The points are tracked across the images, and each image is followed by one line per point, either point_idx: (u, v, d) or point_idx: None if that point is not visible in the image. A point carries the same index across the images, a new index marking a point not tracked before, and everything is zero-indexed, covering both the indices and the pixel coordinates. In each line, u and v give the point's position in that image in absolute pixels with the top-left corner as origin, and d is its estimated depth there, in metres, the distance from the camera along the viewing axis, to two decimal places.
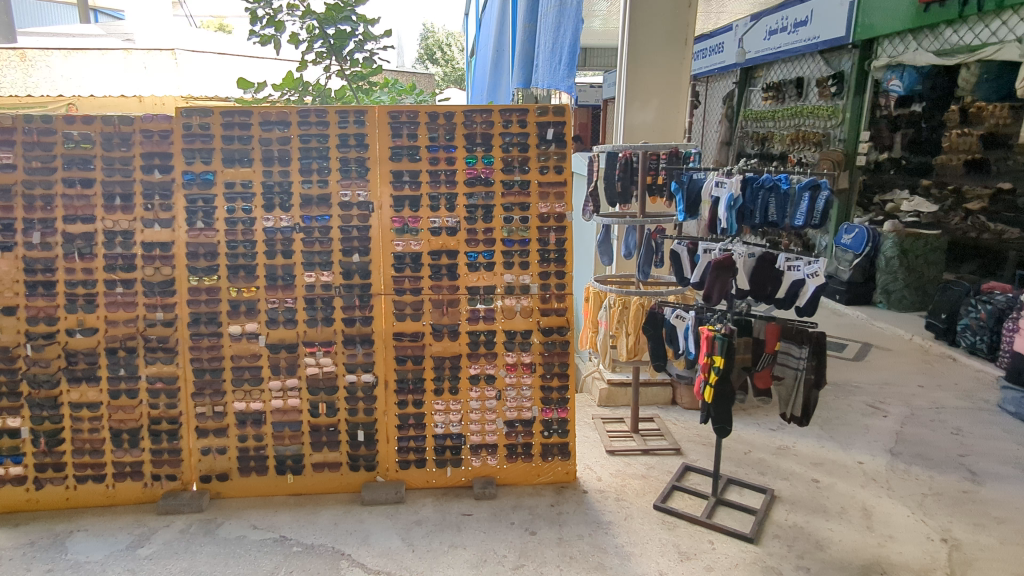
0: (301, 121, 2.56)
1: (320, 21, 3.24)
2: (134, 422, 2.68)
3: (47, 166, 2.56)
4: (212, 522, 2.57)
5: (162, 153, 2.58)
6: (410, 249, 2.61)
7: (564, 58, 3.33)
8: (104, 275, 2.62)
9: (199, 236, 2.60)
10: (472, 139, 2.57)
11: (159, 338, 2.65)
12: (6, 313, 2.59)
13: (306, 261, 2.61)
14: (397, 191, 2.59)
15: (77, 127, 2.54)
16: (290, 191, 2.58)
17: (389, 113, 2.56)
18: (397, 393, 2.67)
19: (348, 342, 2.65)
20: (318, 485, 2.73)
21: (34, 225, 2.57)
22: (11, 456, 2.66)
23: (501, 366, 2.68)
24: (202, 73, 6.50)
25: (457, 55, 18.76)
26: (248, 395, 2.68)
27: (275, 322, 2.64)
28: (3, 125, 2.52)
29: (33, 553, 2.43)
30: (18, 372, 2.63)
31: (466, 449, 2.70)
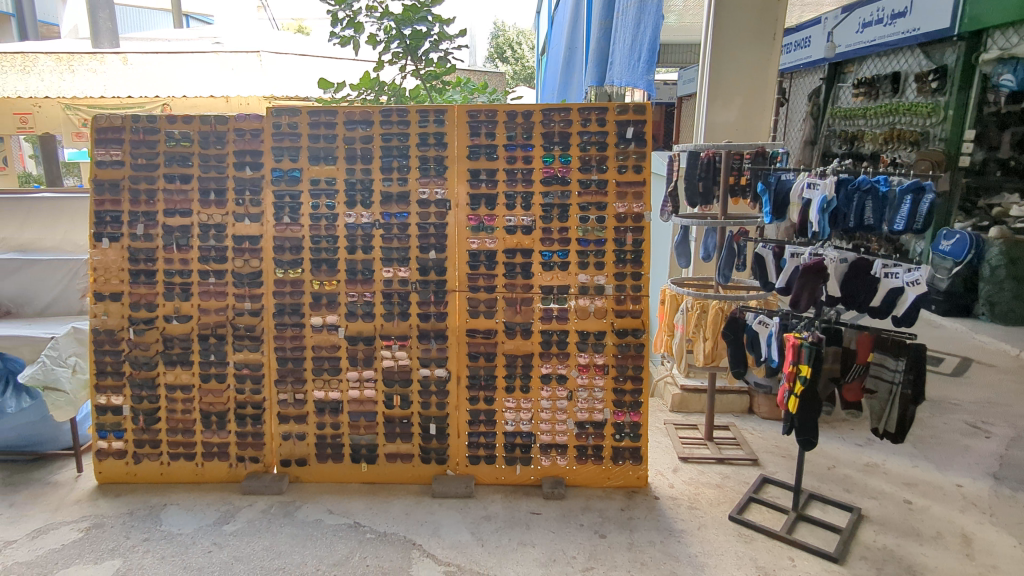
0: (383, 120, 2.64)
1: (398, 21, 3.31)
2: (222, 406, 2.83)
3: (151, 163, 2.74)
4: (291, 504, 2.69)
5: (253, 151, 2.72)
6: (485, 247, 2.64)
7: (643, 55, 3.29)
8: (198, 265, 2.77)
9: (285, 230, 2.72)
10: (550, 138, 2.56)
11: (247, 327, 2.79)
12: (112, 298, 2.80)
13: (385, 257, 2.67)
14: (474, 189, 2.62)
15: (179, 126, 2.71)
16: (371, 188, 2.66)
17: (468, 112, 2.59)
18: (469, 389, 2.71)
19: (423, 337, 2.70)
20: (391, 475, 2.80)
21: (138, 218, 2.76)
22: (114, 431, 2.87)
23: (574, 366, 2.67)
24: (286, 73, 6.77)
25: (528, 53, 18.75)
26: (327, 384, 2.78)
27: (354, 315, 2.72)
28: (114, 124, 2.73)
29: (132, 522, 2.62)
30: (121, 354, 2.83)
31: (536, 448, 2.71)
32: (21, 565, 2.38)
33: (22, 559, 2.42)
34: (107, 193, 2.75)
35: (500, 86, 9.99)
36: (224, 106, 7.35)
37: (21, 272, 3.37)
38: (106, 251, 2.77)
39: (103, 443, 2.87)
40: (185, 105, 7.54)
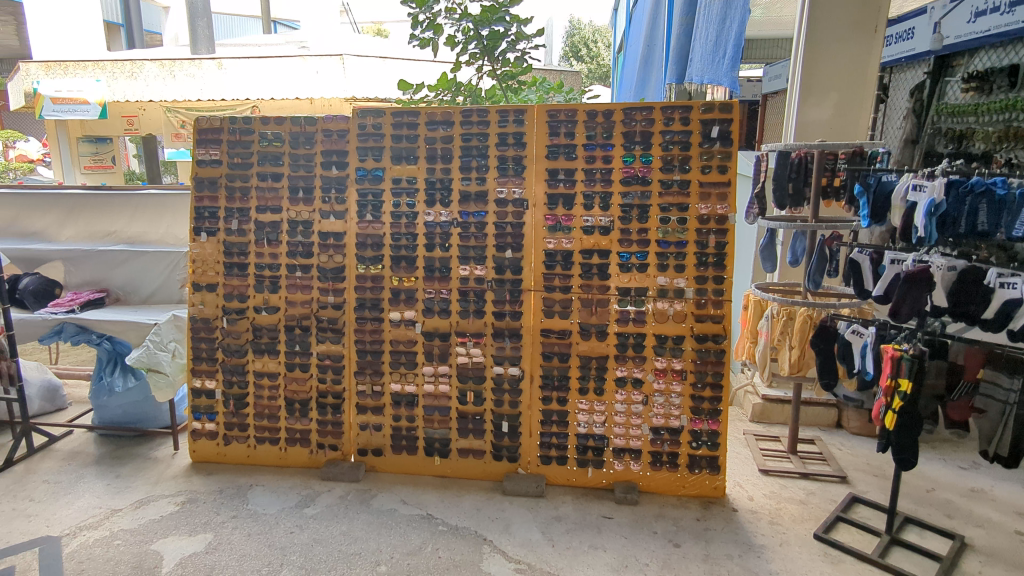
0: (463, 121, 2.67)
1: (476, 23, 3.35)
2: (305, 394, 2.96)
3: (246, 162, 2.90)
4: (367, 493, 2.78)
5: (339, 150, 2.82)
6: (561, 247, 2.63)
7: (728, 52, 3.21)
8: (286, 260, 2.91)
9: (368, 228, 2.81)
10: (631, 137, 2.52)
11: (330, 319, 2.90)
12: (208, 289, 2.99)
13: (462, 255, 2.71)
14: (552, 189, 2.61)
15: (271, 127, 2.85)
16: (450, 187, 2.71)
17: (548, 112, 2.59)
18: (542, 388, 2.71)
19: (497, 334, 2.72)
20: (463, 470, 2.85)
21: (233, 214, 2.93)
22: (206, 414, 3.06)
23: (650, 370, 2.61)
24: (366, 75, 6.98)
25: (603, 51, 18.53)
26: (404, 378, 2.85)
27: (431, 311, 2.78)
28: (214, 125, 2.91)
29: (222, 500, 2.79)
30: (215, 341, 3.01)
31: (608, 451, 2.68)
32: (126, 532, 2.59)
33: (126, 527, 2.63)
34: (206, 190, 2.94)
35: (575, 85, 9.93)
36: (307, 106, 7.70)
37: (128, 263, 3.66)
38: (204, 245, 2.96)
39: (197, 424, 3.07)
40: (273, 107, 8.00)
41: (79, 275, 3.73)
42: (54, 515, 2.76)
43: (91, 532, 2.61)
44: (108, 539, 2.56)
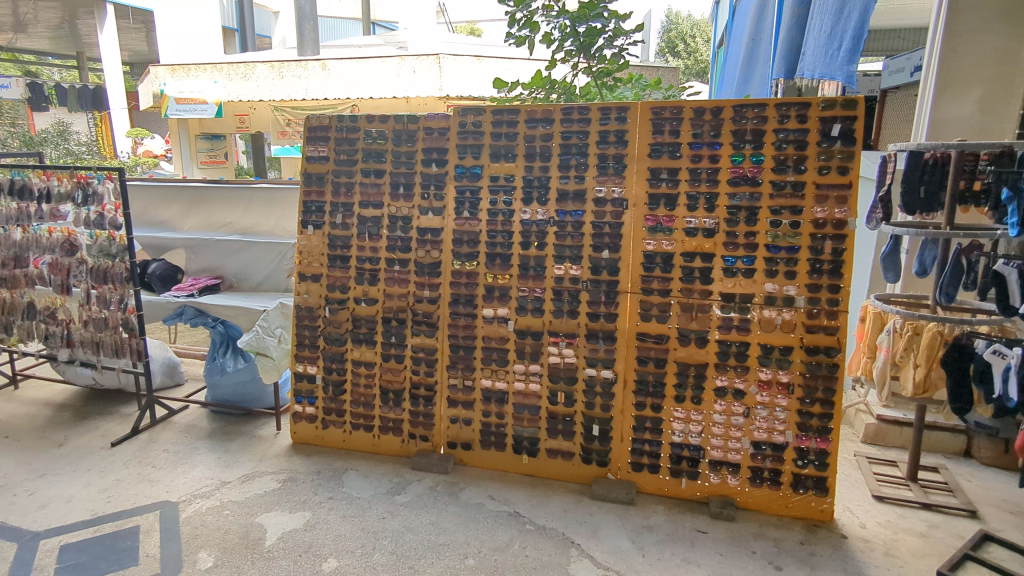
0: (564, 118, 2.65)
1: (573, 20, 3.32)
2: (399, 384, 3.04)
3: (351, 158, 3.01)
4: (456, 485, 2.82)
5: (439, 148, 2.87)
6: (662, 249, 2.55)
7: (845, 43, 2.95)
8: (386, 254, 3.00)
9: (464, 224, 2.85)
10: (741, 135, 2.40)
11: (425, 313, 2.96)
12: (313, 280, 3.13)
13: (557, 254, 2.69)
14: (654, 189, 2.54)
15: (376, 125, 2.95)
16: (548, 185, 2.69)
17: (652, 109, 2.52)
18: (635, 394, 2.65)
19: (591, 336, 2.68)
20: (551, 470, 2.83)
21: (337, 209, 3.06)
22: (307, 398, 3.22)
23: (753, 382, 2.49)
24: (461, 74, 7.13)
25: (702, 45, 17.91)
26: (494, 374, 2.87)
27: (524, 309, 2.77)
28: (323, 123, 3.05)
29: (319, 481, 2.93)
30: (318, 329, 3.15)
31: (704, 463, 2.58)
32: (234, 504, 2.78)
33: (235, 499, 2.82)
34: (314, 185, 3.08)
35: (672, 81, 9.66)
36: (405, 104, 8.09)
37: (242, 252, 3.91)
38: (311, 237, 3.11)
39: (299, 407, 3.24)
40: (372, 105, 8.32)
41: (199, 261, 4.03)
42: (173, 482, 3.00)
43: (203, 501, 2.82)
44: (218, 508, 2.76)
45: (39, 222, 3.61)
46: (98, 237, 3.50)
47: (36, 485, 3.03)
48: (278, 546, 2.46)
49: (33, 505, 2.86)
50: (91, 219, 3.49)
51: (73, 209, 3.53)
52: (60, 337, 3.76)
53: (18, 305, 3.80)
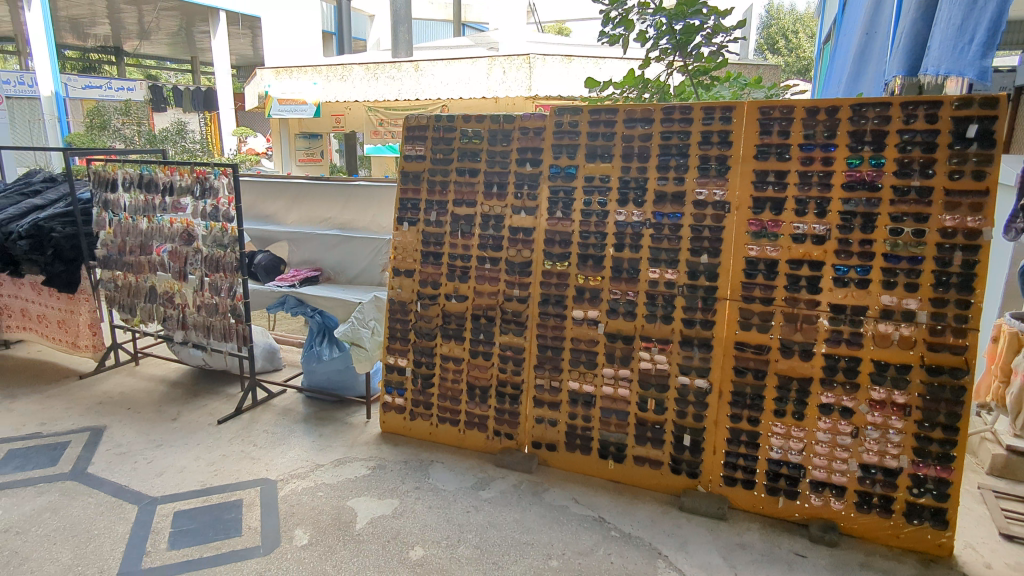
0: (664, 118, 2.58)
1: (670, 17, 3.22)
2: (485, 381, 3.07)
3: (447, 158, 3.08)
4: (539, 485, 2.83)
5: (534, 148, 2.88)
6: (765, 255, 2.44)
7: (977, 36, 2.35)
8: (477, 252, 3.04)
9: (557, 224, 2.84)
10: (860, 137, 2.25)
11: (514, 312, 2.97)
12: (406, 275, 3.22)
13: (652, 257, 2.63)
14: (759, 192, 2.43)
15: (473, 125, 2.99)
16: (645, 187, 2.64)
17: (760, 109, 2.40)
18: (731, 405, 2.55)
19: (686, 342, 2.61)
20: (638, 478, 2.78)
21: (433, 206, 3.13)
22: (397, 389, 3.31)
23: (863, 401, 2.33)
24: (551, 73, 7.16)
25: (805, 41, 17.07)
26: (583, 377, 2.84)
27: (615, 312, 2.73)
28: (421, 123, 3.13)
29: (406, 470, 3.02)
30: (409, 322, 3.24)
31: (804, 483, 2.45)
32: (328, 486, 2.91)
33: (328, 482, 2.96)
34: (411, 183, 3.18)
35: (773, 79, 9.19)
36: (495, 105, 8.26)
37: (340, 247, 4.09)
38: (405, 234, 3.20)
39: (389, 398, 3.35)
40: (461, 104, 8.51)
41: (300, 254, 4.25)
42: (272, 461, 3.19)
43: (299, 481, 2.98)
44: (313, 489, 2.90)
45: (162, 213, 3.92)
46: (213, 228, 3.77)
47: (154, 455, 3.31)
48: (368, 530, 2.56)
49: (151, 472, 3.12)
50: (207, 212, 3.75)
51: (192, 202, 3.81)
52: (176, 320, 4.08)
53: (142, 288, 4.15)
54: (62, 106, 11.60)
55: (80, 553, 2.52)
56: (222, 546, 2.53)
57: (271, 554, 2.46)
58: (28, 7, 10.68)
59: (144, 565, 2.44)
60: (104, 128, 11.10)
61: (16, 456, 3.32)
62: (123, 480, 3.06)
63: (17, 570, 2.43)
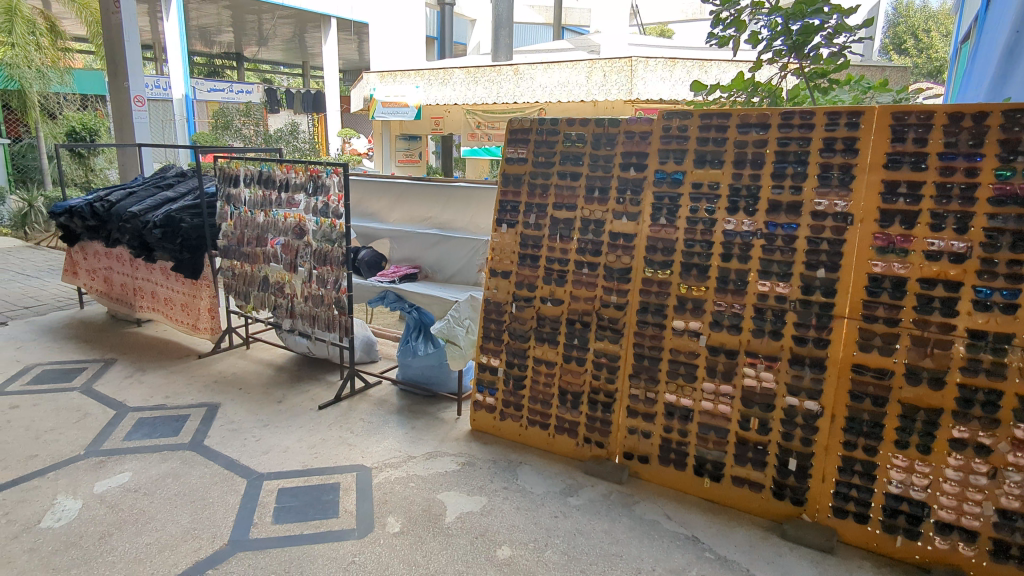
0: (782, 124, 2.46)
1: (787, 17, 3.05)
2: (578, 387, 3.04)
3: (549, 161, 3.07)
4: (630, 497, 2.78)
5: (640, 153, 2.82)
6: (892, 273, 2.26)
7: None
8: (575, 256, 3.02)
9: (660, 231, 2.77)
10: (1012, 146, 2.03)
11: (611, 319, 2.93)
12: (503, 276, 3.24)
13: (763, 269, 2.52)
14: (887, 205, 2.25)
15: (577, 128, 2.97)
16: (758, 195, 2.52)
17: (894, 114, 2.23)
18: (845, 431, 2.39)
19: (796, 361, 2.47)
20: (736, 500, 2.66)
21: (532, 209, 3.13)
22: (488, 388, 3.35)
23: (1004, 439, 2.11)
24: (654, 77, 7.12)
25: (937, 38, 15.71)
26: (680, 390, 2.75)
27: (719, 324, 2.63)
28: (524, 126, 3.14)
29: (495, 469, 3.05)
30: (503, 323, 3.26)
31: (928, 523, 2.26)
32: (419, 478, 3.00)
33: (419, 473, 3.04)
34: (511, 186, 3.20)
35: (901, 81, 8.57)
36: (594, 108, 8.30)
37: (440, 246, 4.20)
38: (504, 235, 3.22)
39: (480, 396, 3.39)
40: (559, 108, 8.56)
41: (401, 251, 4.40)
42: (368, 448, 3.32)
43: (393, 470, 3.09)
44: (406, 479, 2.99)
45: (278, 208, 4.18)
46: (323, 224, 3.97)
47: (262, 433, 3.55)
48: (457, 525, 2.61)
49: (258, 450, 3.35)
50: (318, 208, 3.97)
51: (305, 198, 4.05)
52: (285, 309, 4.35)
53: (256, 278, 4.46)
54: (191, 108, 12.72)
55: (197, 517, 2.74)
56: (321, 525, 2.67)
57: (365, 538, 2.56)
58: (168, 17, 11.79)
59: (252, 535, 2.61)
60: (227, 128, 12.06)
61: (145, 424, 3.66)
62: (235, 455, 3.29)
63: (144, 528, 2.68)
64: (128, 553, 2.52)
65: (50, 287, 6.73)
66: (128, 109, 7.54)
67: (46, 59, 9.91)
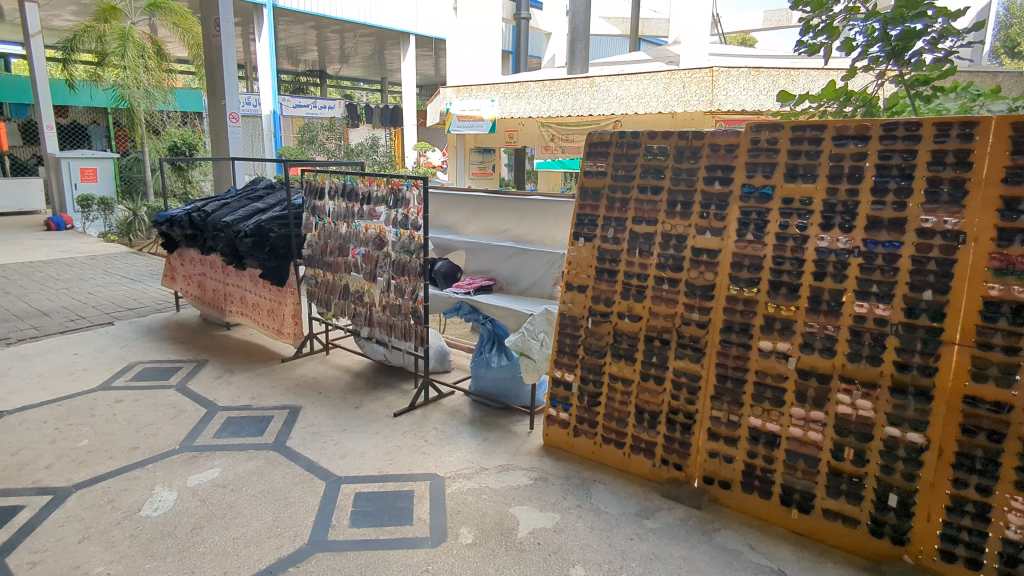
0: (884, 135, 2.32)
1: (886, 21, 2.87)
2: (656, 406, 2.95)
3: (629, 174, 3.02)
4: (710, 524, 2.67)
5: (725, 166, 2.73)
6: (1011, 297, 2.08)
7: None
8: (655, 272, 2.95)
9: (746, 247, 2.67)
10: None
11: (692, 337, 2.83)
12: (579, 290, 3.20)
13: (860, 290, 2.37)
14: (1006, 223, 2.08)
15: (659, 141, 2.92)
16: (855, 211, 2.38)
17: (1014, 124, 2.06)
18: (954, 468, 2.20)
19: (897, 390, 2.31)
20: (827, 534, 2.50)
21: (610, 223, 3.08)
22: (562, 403, 3.31)
23: None
24: (737, 87, 6.95)
25: None
26: (766, 414, 2.63)
27: (811, 347, 2.50)
28: (604, 139, 3.10)
29: (569, 486, 3.01)
30: (578, 338, 3.22)
31: None
32: (492, 490, 3.00)
33: (492, 486, 3.05)
34: (589, 200, 3.16)
35: (1014, 87, 7.93)
36: (672, 121, 8.19)
37: (515, 259, 4.22)
38: (581, 249, 3.18)
39: (553, 411, 3.35)
40: (635, 120, 8.47)
41: (476, 263, 4.46)
42: (441, 458, 3.36)
43: (466, 481, 3.11)
44: (478, 491, 3.01)
45: (360, 219, 4.34)
46: (402, 235, 4.08)
47: (341, 437, 3.67)
48: (529, 540, 2.59)
49: (337, 453, 3.46)
50: (398, 220, 4.08)
51: (386, 210, 4.17)
52: (363, 317, 4.49)
53: (338, 286, 4.63)
54: (279, 123, 13.45)
55: (280, 516, 2.86)
56: (395, 532, 2.71)
57: (439, 547, 2.58)
58: (260, 39, 12.57)
59: (330, 537, 2.69)
60: (312, 142, 12.70)
61: (233, 423, 3.87)
62: (315, 457, 3.42)
63: (231, 523, 2.81)
64: (217, 545, 2.65)
65: (151, 290, 7.26)
66: (223, 125, 8.05)
67: (152, 80, 10.76)
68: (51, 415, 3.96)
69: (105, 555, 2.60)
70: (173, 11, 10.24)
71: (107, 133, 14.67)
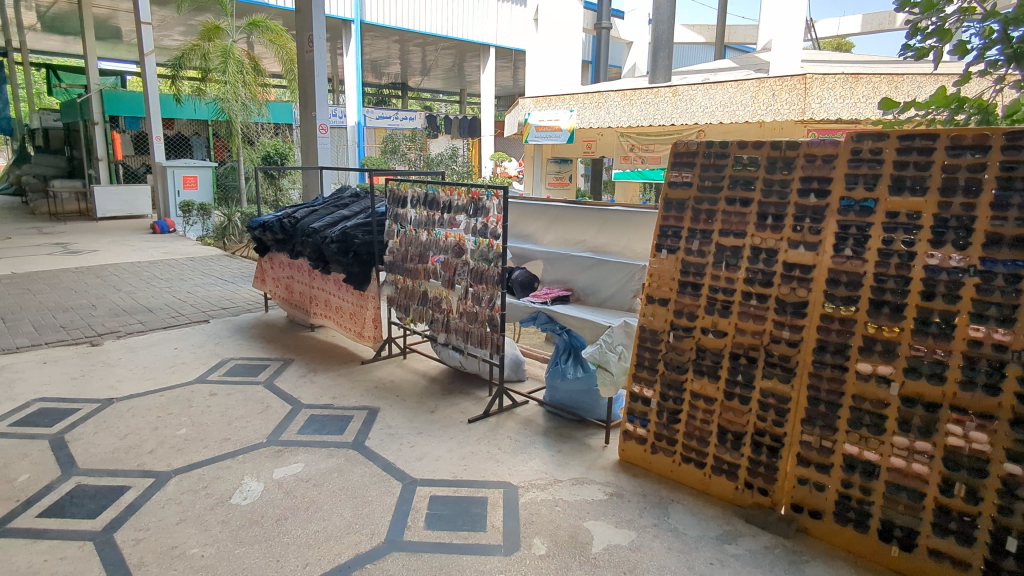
0: (1007, 146, 2.14)
1: (1007, 22, 2.64)
2: (740, 427, 2.84)
3: (716, 185, 2.92)
4: (798, 554, 2.52)
5: (822, 177, 2.60)
6: None
7: None
8: (742, 286, 2.83)
9: (844, 263, 2.52)
10: None
11: (782, 356, 2.71)
12: (660, 303, 3.12)
13: (976, 312, 2.19)
14: None
15: (749, 152, 2.82)
16: (971, 227, 2.21)
17: None
18: None
19: (1019, 423, 2.11)
20: None
21: (695, 235, 2.99)
22: (639, 419, 3.22)
23: None
24: (831, 96, 6.70)
25: None
26: (864, 442, 2.46)
27: (916, 372, 2.32)
28: (690, 149, 3.02)
29: (645, 504, 2.93)
30: (658, 352, 3.13)
31: None
32: (565, 503, 2.97)
33: (565, 498, 3.02)
34: (673, 211, 3.07)
35: None
36: (760, 130, 7.96)
37: (592, 270, 4.19)
38: (663, 261, 3.09)
39: (630, 426, 3.27)
40: (720, 130, 8.28)
41: (553, 273, 4.46)
42: (514, 467, 3.37)
43: (539, 491, 3.09)
44: (552, 502, 2.99)
45: (440, 227, 4.44)
46: (481, 244, 4.15)
47: (417, 440, 3.75)
48: (603, 556, 2.54)
49: (413, 456, 3.54)
50: (477, 228, 4.15)
51: (466, 219, 4.25)
52: (441, 323, 4.58)
53: (417, 292, 4.75)
54: (363, 133, 14.03)
55: (358, 513, 2.95)
56: (469, 537, 2.74)
57: (512, 556, 2.58)
58: (347, 53, 13.16)
59: (406, 537, 2.75)
60: (394, 152, 13.19)
61: (316, 421, 4.04)
62: (392, 458, 3.51)
63: (314, 516, 2.93)
64: (301, 537, 2.77)
65: (243, 292, 7.70)
66: (314, 136, 8.48)
67: (249, 93, 11.51)
68: (154, 404, 4.28)
69: (200, 537, 2.77)
70: (270, 29, 10.93)
71: (207, 143, 15.79)
